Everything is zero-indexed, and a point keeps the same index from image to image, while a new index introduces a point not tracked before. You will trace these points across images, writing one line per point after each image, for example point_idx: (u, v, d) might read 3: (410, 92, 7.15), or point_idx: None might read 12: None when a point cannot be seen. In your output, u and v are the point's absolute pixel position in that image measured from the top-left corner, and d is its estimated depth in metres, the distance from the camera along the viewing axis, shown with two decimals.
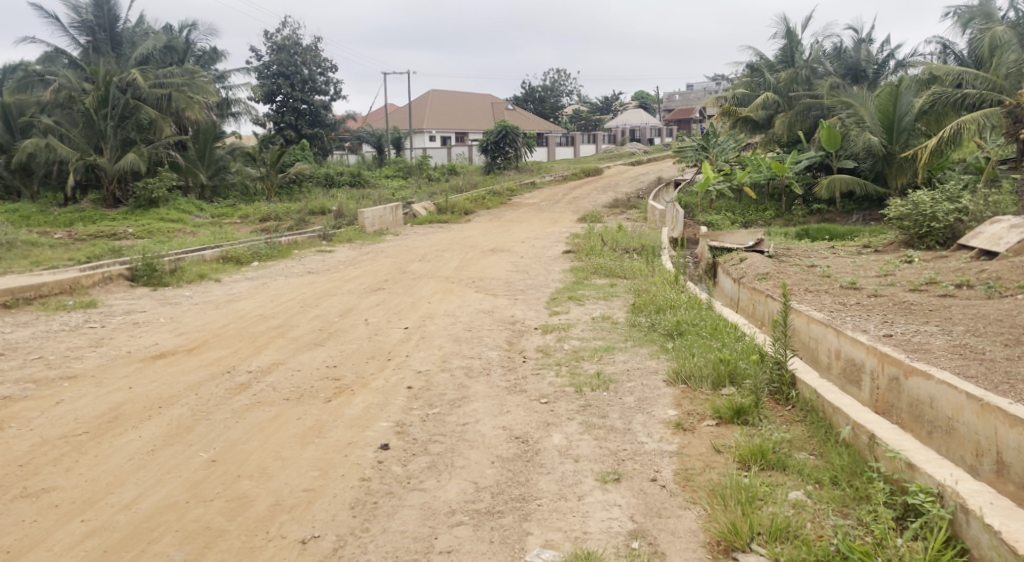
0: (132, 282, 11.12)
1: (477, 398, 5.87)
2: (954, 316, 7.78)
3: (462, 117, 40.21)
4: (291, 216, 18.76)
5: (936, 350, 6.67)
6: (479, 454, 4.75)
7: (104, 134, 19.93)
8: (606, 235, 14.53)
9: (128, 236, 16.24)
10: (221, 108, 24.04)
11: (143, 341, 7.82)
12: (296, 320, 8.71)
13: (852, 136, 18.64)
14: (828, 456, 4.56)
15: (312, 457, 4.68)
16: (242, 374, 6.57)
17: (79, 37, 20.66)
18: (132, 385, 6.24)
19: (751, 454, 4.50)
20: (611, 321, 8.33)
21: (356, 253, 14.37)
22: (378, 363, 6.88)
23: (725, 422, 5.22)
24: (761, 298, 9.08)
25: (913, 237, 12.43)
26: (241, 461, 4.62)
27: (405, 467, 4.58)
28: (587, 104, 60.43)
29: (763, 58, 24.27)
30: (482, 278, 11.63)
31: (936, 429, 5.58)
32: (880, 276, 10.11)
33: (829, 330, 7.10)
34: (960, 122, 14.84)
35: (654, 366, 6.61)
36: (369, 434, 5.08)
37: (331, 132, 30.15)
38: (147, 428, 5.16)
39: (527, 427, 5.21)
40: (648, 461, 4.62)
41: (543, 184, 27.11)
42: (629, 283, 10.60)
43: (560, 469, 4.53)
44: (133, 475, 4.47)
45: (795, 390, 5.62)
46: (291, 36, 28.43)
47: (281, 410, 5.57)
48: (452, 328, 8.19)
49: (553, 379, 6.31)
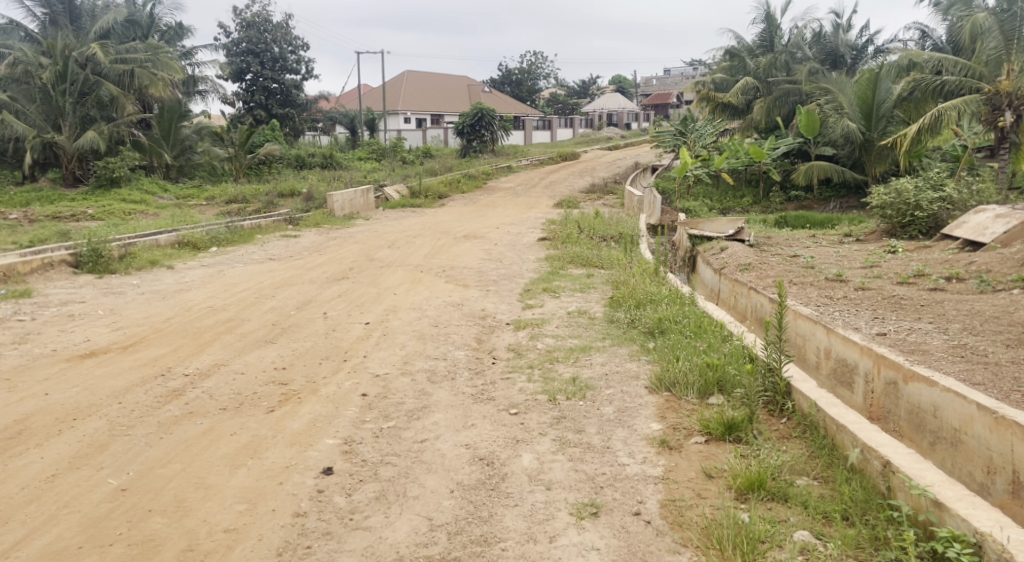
0: (76, 269, 10.32)
1: (438, 408, 5.23)
2: (947, 312, 7.26)
3: (437, 99, 39.31)
4: (258, 198, 17.94)
5: (936, 352, 6.12)
6: (436, 480, 4.14)
7: (62, 111, 18.89)
8: (583, 222, 13.91)
9: (85, 218, 15.42)
10: (187, 86, 23.05)
11: (73, 337, 7.07)
12: (247, 314, 8.00)
13: (831, 122, 18.13)
14: (834, 483, 3.99)
15: (241, 486, 4.08)
16: (178, 378, 5.90)
17: (35, 8, 19.63)
18: (48, 391, 5.55)
19: (749, 483, 3.90)
20: (588, 316, 7.72)
21: (322, 238, 13.66)
22: (332, 365, 6.22)
23: (716, 439, 4.60)
24: (743, 291, 8.52)
25: (896, 226, 11.92)
26: (155, 491, 4.05)
27: (348, 497, 3.98)
28: (565, 87, 59.63)
29: (742, 42, 23.76)
30: (453, 267, 10.96)
31: (940, 441, 5.03)
32: (866, 268, 9.59)
33: (818, 327, 6.55)
34: (940, 108, 14.44)
35: (635, 370, 6.01)
36: (312, 454, 4.45)
37: (303, 112, 29.15)
38: (53, 447, 4.56)
39: (493, 445, 4.59)
40: (630, 490, 4.02)
41: (518, 167, 26.44)
42: (607, 274, 10.00)
43: (529, 500, 3.93)
44: (22, 510, 3.90)
45: (791, 400, 5.01)
46: (261, 13, 27.47)
47: (214, 424, 4.91)
48: (417, 324, 7.53)
49: (523, 385, 5.68)
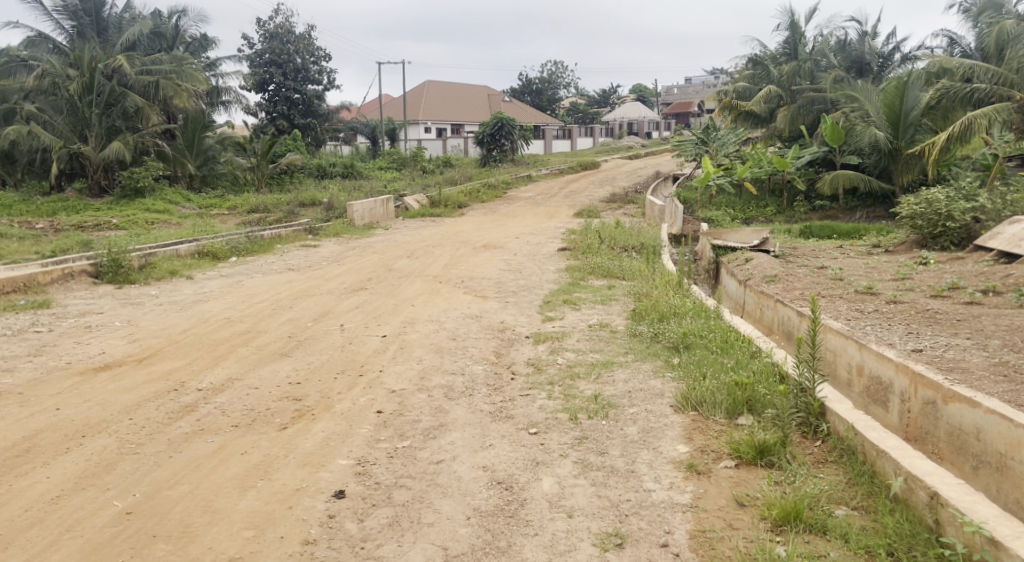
0: (96, 280, 10.24)
1: (456, 426, 5.04)
2: (985, 327, 6.97)
3: (458, 109, 39.26)
4: (279, 208, 17.90)
5: (976, 371, 5.83)
6: (452, 505, 3.98)
7: (89, 122, 19.05)
8: (604, 232, 13.69)
9: (109, 227, 15.41)
10: (211, 97, 23.13)
11: (89, 349, 6.96)
12: (264, 326, 7.86)
13: (857, 131, 17.81)
14: (876, 514, 3.78)
15: (249, 510, 3.94)
16: (191, 392, 5.74)
17: (63, 21, 19.66)
18: (60, 406, 5.42)
19: (784, 515, 3.72)
20: (610, 329, 7.52)
21: (342, 248, 13.54)
22: (348, 380, 6.03)
23: (747, 463, 4.37)
24: (769, 304, 8.25)
25: (926, 237, 11.56)
26: (160, 515, 3.91)
27: (361, 523, 3.83)
28: (585, 97, 59.46)
29: (765, 51, 23.46)
30: (472, 278, 10.79)
31: (984, 466, 4.76)
32: (897, 280, 9.31)
33: (850, 342, 6.26)
34: (970, 116, 14.09)
35: (660, 387, 5.78)
36: (324, 476, 4.28)
37: (324, 122, 29.19)
38: (60, 465, 4.42)
39: (512, 466, 4.40)
40: (656, 518, 3.84)
41: (539, 176, 26.27)
42: (629, 286, 9.78)
43: (549, 529, 3.77)
44: (24, 534, 3.78)
45: (826, 422, 4.74)
46: (284, 24, 27.53)
47: (225, 441, 4.75)
48: (435, 337, 7.35)
49: (544, 403, 5.48)
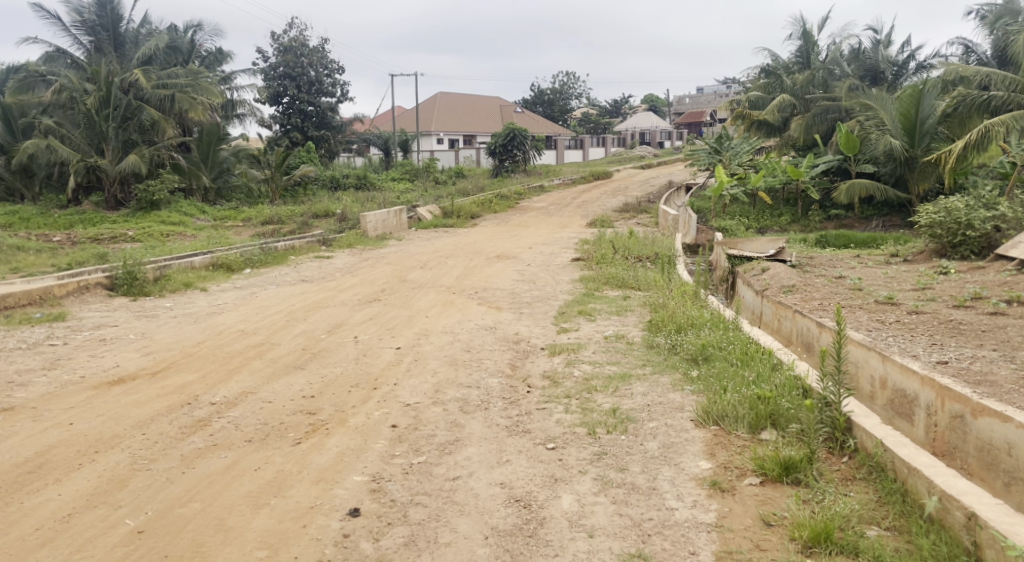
0: (111, 292, 10.22)
1: (472, 442, 4.94)
2: (1012, 338, 6.80)
3: (470, 120, 39.31)
4: (293, 220, 17.93)
5: (1005, 384, 5.67)
6: (469, 524, 3.88)
7: (105, 135, 19.03)
8: (618, 241, 13.57)
9: (125, 240, 15.43)
10: (225, 109, 23.29)
11: (102, 363, 6.91)
12: (278, 338, 7.78)
13: (873, 139, 17.68)
14: (909, 536, 3.66)
15: (263, 529, 3.86)
16: (204, 407, 5.67)
17: (81, 36, 19.80)
18: (72, 421, 5.36)
19: (814, 536, 3.62)
20: (626, 341, 7.40)
21: (356, 259, 13.49)
22: (362, 394, 5.94)
23: (772, 481, 4.25)
24: (787, 314, 8.11)
25: (945, 246, 11.36)
26: (173, 534, 3.84)
27: (376, 543, 3.75)
28: (597, 107, 59.42)
29: (779, 60, 23.31)
30: (485, 288, 10.70)
31: (1016, 482, 4.60)
32: (918, 289, 9.14)
33: (873, 354, 6.10)
34: (987, 124, 13.91)
35: (680, 400, 5.66)
36: (338, 493, 4.19)
37: (338, 134, 29.23)
38: (72, 482, 4.36)
39: (530, 483, 4.29)
40: (680, 539, 3.74)
41: (551, 186, 26.19)
42: (645, 296, 9.67)
43: (570, 550, 3.68)
44: (36, 553, 3.72)
45: (852, 438, 4.60)
46: (298, 37, 27.63)
47: (238, 457, 4.67)
48: (449, 349, 7.26)
49: (561, 417, 5.37)
